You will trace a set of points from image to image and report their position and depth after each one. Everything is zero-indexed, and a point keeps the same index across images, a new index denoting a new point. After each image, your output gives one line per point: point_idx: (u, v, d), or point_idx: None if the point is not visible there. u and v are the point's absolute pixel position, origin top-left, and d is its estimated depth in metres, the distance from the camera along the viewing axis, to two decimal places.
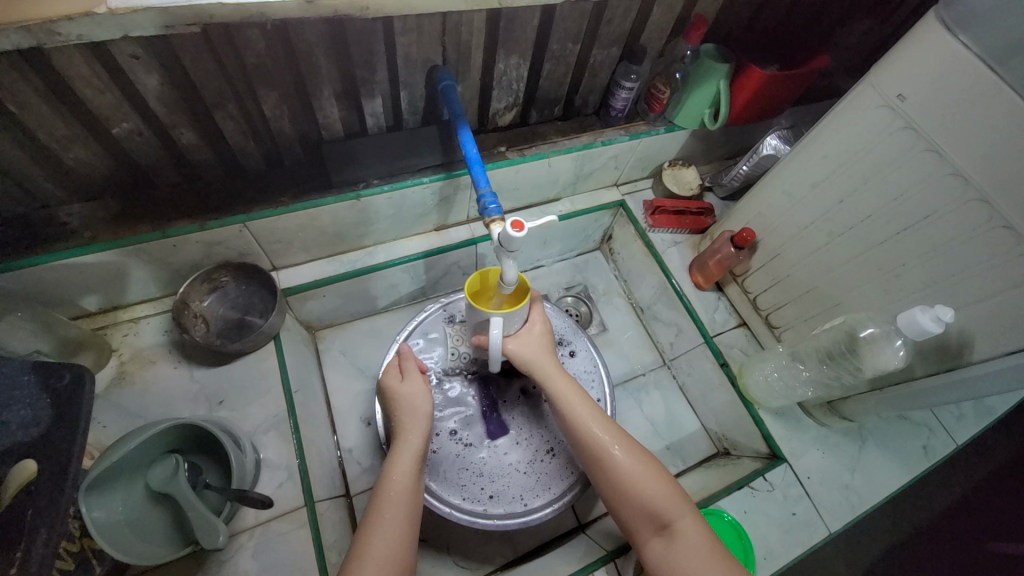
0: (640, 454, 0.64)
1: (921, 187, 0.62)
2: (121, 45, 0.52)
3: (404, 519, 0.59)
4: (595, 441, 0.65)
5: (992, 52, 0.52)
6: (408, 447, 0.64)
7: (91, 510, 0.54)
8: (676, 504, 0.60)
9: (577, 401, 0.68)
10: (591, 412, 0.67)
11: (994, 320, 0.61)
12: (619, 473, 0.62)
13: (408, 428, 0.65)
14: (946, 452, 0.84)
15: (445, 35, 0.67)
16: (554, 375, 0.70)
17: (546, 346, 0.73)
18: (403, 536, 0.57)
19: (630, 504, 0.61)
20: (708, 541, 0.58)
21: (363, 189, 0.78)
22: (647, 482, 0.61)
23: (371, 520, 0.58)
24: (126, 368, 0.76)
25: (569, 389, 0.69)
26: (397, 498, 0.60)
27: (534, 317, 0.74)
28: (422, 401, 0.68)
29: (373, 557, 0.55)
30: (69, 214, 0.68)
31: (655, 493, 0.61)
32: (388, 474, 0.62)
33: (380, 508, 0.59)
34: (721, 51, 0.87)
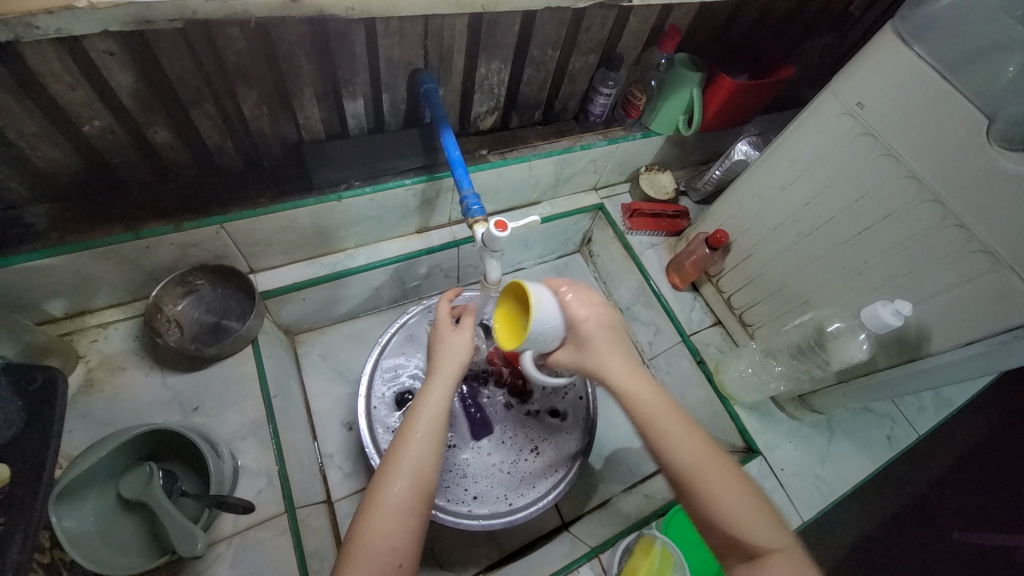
0: (727, 468, 0.52)
1: (880, 189, 0.66)
2: (96, 41, 0.51)
3: (437, 443, 0.55)
4: (671, 449, 0.52)
5: (944, 62, 0.56)
6: (444, 377, 0.60)
7: (61, 520, 0.53)
8: (769, 532, 0.48)
9: (658, 409, 0.54)
10: (671, 412, 0.55)
11: (947, 313, 0.65)
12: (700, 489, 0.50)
13: (446, 360, 0.62)
14: (908, 441, 0.89)
15: (427, 38, 0.68)
16: (615, 369, 0.57)
17: (603, 341, 0.57)
18: (434, 457, 0.55)
19: (711, 524, 0.50)
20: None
21: (345, 191, 0.77)
22: (733, 501, 0.50)
23: (398, 443, 0.55)
24: (95, 375, 0.73)
25: (640, 383, 0.56)
26: (430, 421, 0.56)
27: (573, 309, 0.57)
28: (466, 342, 0.64)
29: (404, 475, 0.52)
30: (36, 215, 0.65)
31: (742, 514, 0.49)
32: (422, 399, 0.58)
33: (411, 429, 0.56)
34: (693, 60, 0.91)
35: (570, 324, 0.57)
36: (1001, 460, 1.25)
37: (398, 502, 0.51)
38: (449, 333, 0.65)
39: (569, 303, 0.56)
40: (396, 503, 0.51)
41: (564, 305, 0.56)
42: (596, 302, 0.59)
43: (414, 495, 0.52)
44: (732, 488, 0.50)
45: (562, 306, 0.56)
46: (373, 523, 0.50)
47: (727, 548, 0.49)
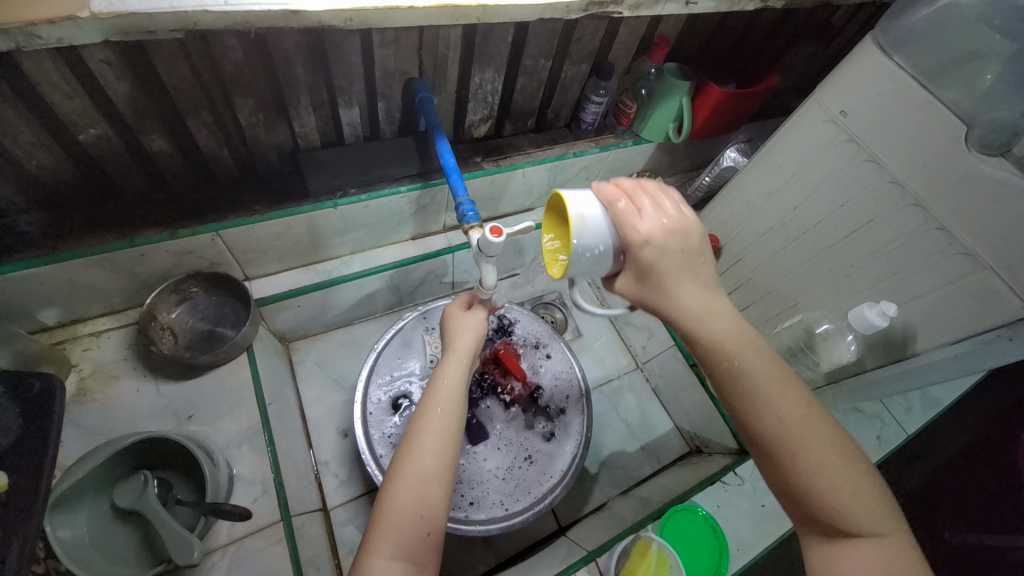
0: (828, 439, 0.46)
1: (864, 195, 0.68)
2: (94, 50, 0.52)
3: (457, 414, 0.58)
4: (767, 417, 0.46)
5: (921, 72, 0.58)
6: (459, 355, 0.64)
7: (56, 528, 0.52)
8: (865, 513, 0.45)
9: (755, 368, 0.47)
10: (769, 373, 0.47)
11: (931, 314, 0.66)
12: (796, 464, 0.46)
13: (459, 341, 0.65)
14: (897, 441, 0.90)
15: (422, 48, 0.69)
16: (695, 312, 0.48)
17: (675, 270, 0.49)
18: (454, 426, 0.57)
19: (802, 499, 0.46)
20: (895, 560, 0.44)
21: (340, 198, 0.78)
22: (833, 479, 0.45)
23: (419, 419, 0.57)
24: (87, 384, 0.73)
25: (735, 333, 0.48)
26: (449, 395, 0.59)
27: (635, 225, 0.49)
28: (478, 326, 0.68)
29: (428, 444, 0.54)
30: (29, 223, 0.65)
31: (840, 491, 0.45)
32: (439, 376, 0.61)
33: (431, 403, 0.58)
34: (682, 69, 0.94)
35: (627, 246, 0.50)
36: (994, 458, 1.26)
37: (424, 470, 0.52)
38: (463, 319, 0.68)
39: (624, 214, 0.49)
40: (422, 470, 0.52)
41: (626, 219, 0.49)
42: (665, 217, 0.49)
43: (438, 463, 0.53)
44: (829, 463, 0.46)
45: (617, 220, 0.50)
46: (400, 491, 0.51)
47: (809, 519, 0.47)
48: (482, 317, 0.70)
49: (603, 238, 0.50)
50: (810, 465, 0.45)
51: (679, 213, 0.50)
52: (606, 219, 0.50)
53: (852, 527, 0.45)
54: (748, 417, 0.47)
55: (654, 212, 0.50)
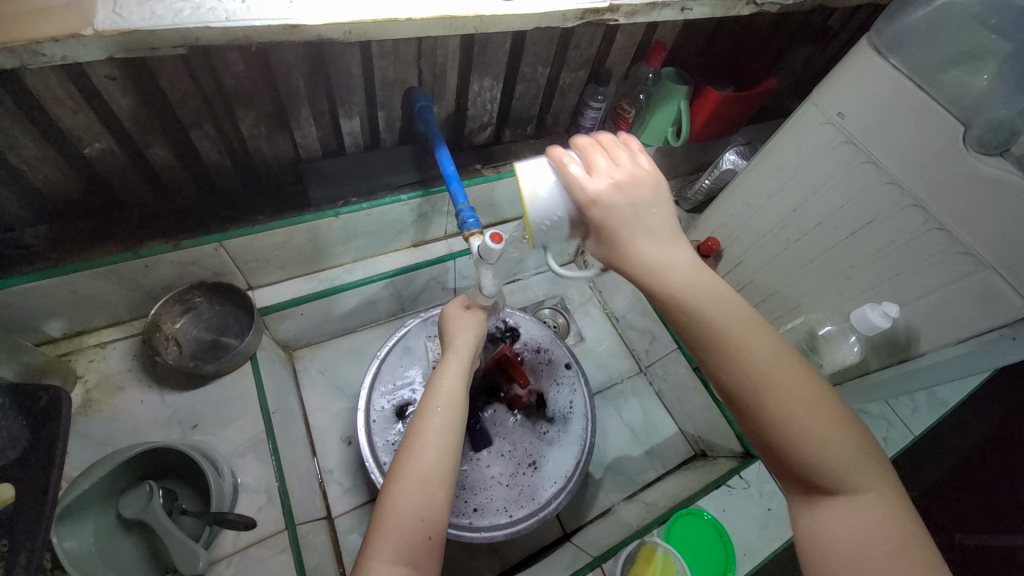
0: (801, 386, 0.46)
1: (863, 196, 0.68)
2: (98, 66, 0.53)
3: (457, 413, 0.59)
4: (737, 371, 0.46)
5: (916, 73, 0.59)
6: (458, 355, 0.65)
7: (63, 540, 0.53)
8: (845, 464, 0.45)
9: (721, 317, 0.47)
10: (736, 321, 0.48)
11: (935, 315, 0.66)
12: (770, 418, 0.45)
13: (458, 342, 0.67)
14: (904, 442, 0.90)
15: (420, 58, 0.70)
16: (649, 267, 0.49)
17: (628, 223, 0.50)
18: (455, 425, 0.58)
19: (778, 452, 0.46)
20: (877, 508, 0.44)
21: (342, 208, 0.78)
22: (807, 428, 0.45)
23: (421, 417, 0.58)
24: (93, 395, 0.73)
25: (689, 286, 0.49)
26: (449, 395, 0.60)
27: (585, 184, 0.50)
28: (476, 327, 0.70)
29: (429, 443, 0.55)
30: (35, 237, 0.66)
31: (817, 440, 0.45)
32: (439, 376, 0.62)
33: (432, 403, 0.59)
34: (680, 73, 0.94)
35: (579, 207, 0.51)
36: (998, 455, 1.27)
37: (426, 469, 0.53)
38: (461, 320, 0.70)
39: (574, 174, 0.51)
40: (425, 470, 0.53)
41: (577, 177, 0.51)
42: (617, 174, 0.51)
43: (440, 462, 0.54)
44: (801, 410, 0.45)
45: (566, 184, 0.52)
46: (403, 491, 0.52)
47: (785, 468, 0.47)
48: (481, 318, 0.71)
49: (558, 204, 0.52)
50: (785, 416, 0.45)
51: (631, 168, 0.52)
52: (558, 184, 0.52)
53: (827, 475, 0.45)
54: (719, 372, 0.47)
55: (605, 170, 0.51)
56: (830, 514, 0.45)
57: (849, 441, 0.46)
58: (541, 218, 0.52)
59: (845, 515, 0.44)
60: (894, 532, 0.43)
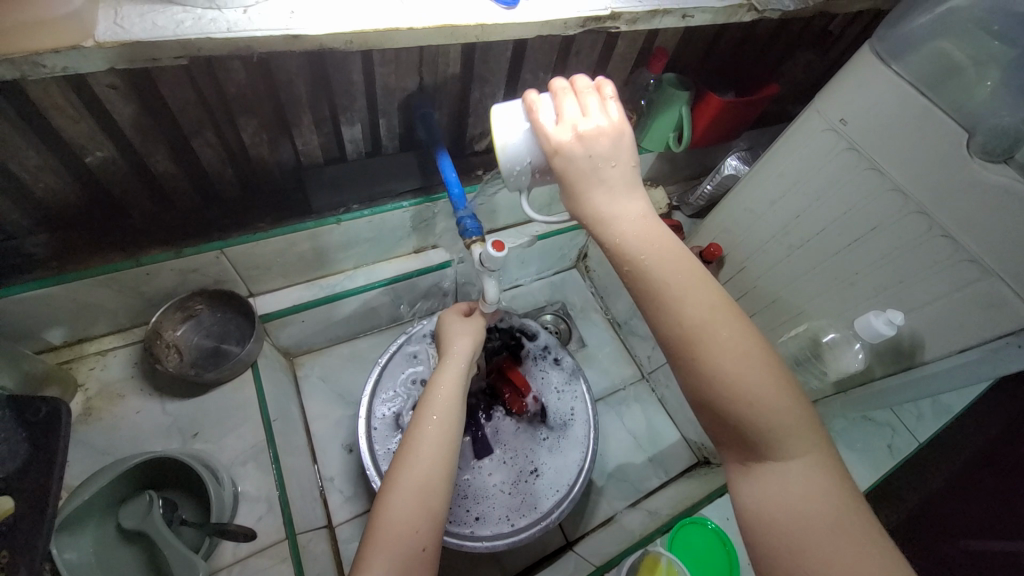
0: (737, 342, 0.47)
1: (867, 202, 0.67)
2: (100, 76, 0.53)
3: (452, 421, 0.59)
4: (686, 338, 0.47)
5: (920, 80, 0.58)
6: (455, 361, 0.65)
7: (62, 551, 0.52)
8: (784, 432, 0.47)
9: (661, 269, 0.48)
10: (677, 273, 0.49)
11: (940, 322, 0.66)
12: (715, 385, 0.47)
13: (456, 347, 0.67)
14: (909, 450, 0.90)
15: (422, 65, 0.70)
16: (604, 223, 0.50)
17: (588, 174, 0.50)
18: (450, 434, 0.58)
19: (721, 419, 0.48)
20: (813, 478, 0.47)
21: (343, 214, 0.78)
22: (741, 385, 0.46)
23: (416, 427, 0.58)
24: (93, 404, 0.73)
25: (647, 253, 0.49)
26: (445, 403, 0.60)
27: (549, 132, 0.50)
28: (474, 332, 0.70)
29: (424, 453, 0.55)
30: (36, 245, 0.66)
31: (761, 410, 0.46)
32: (436, 384, 0.62)
33: (428, 412, 0.59)
34: (681, 79, 0.94)
35: (546, 156, 0.52)
36: (1001, 461, 1.27)
37: (421, 480, 0.53)
38: (458, 325, 0.70)
39: (541, 123, 0.50)
40: (419, 480, 0.53)
41: (542, 124, 0.50)
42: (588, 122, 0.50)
43: (435, 473, 0.54)
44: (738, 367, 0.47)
45: (535, 132, 0.52)
46: (396, 501, 0.52)
47: (722, 425, 0.49)
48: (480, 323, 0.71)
49: (527, 152, 0.53)
50: (731, 386, 0.46)
51: (602, 116, 0.51)
52: (528, 130, 0.53)
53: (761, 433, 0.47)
54: (667, 337, 0.48)
55: (574, 117, 0.50)
56: (769, 481, 0.48)
57: (791, 412, 0.47)
58: (511, 163, 0.54)
59: (782, 483, 0.47)
60: (815, 489, 0.46)
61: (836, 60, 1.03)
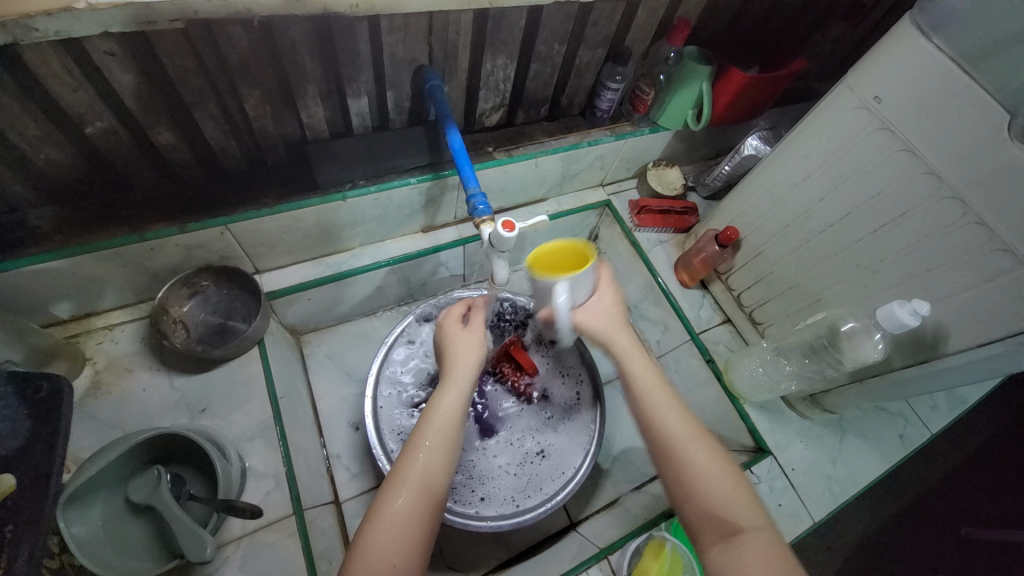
0: (710, 443, 0.55)
1: (897, 185, 0.64)
2: (97, 41, 0.51)
3: (446, 455, 0.56)
4: (662, 425, 0.55)
5: (963, 55, 0.54)
6: (459, 383, 0.61)
7: (71, 525, 0.53)
8: (751, 514, 0.50)
9: (652, 381, 0.58)
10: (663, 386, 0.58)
11: (966, 313, 0.63)
12: (687, 467, 0.53)
13: (459, 363, 0.62)
14: (921, 440, 0.89)
15: (431, 34, 0.67)
16: (628, 350, 0.60)
17: (620, 317, 0.63)
18: (440, 467, 0.55)
19: (693, 500, 0.52)
20: (785, 559, 0.47)
21: (349, 190, 0.77)
22: (715, 473, 0.52)
23: (408, 450, 0.55)
24: (102, 377, 0.73)
25: (639, 362, 0.60)
26: (440, 430, 0.57)
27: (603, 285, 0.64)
28: (476, 347, 0.64)
29: (413, 482, 0.53)
30: (40, 217, 0.65)
31: (727, 492, 0.51)
32: (432, 407, 0.58)
33: (422, 437, 0.56)
34: (703, 52, 0.90)
35: (597, 296, 0.63)
36: (1001, 450, 1.26)
37: (403, 513, 0.51)
38: (463, 337, 0.65)
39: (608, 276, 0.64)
40: (400, 514, 0.51)
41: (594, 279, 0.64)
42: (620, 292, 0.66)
43: (419, 505, 0.52)
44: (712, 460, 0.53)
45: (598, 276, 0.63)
46: (374, 536, 0.49)
47: (702, 514, 0.51)
48: (483, 337, 0.66)
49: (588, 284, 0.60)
50: (700, 468, 0.52)
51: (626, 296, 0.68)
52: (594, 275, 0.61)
53: (732, 515, 0.50)
54: (646, 425, 0.56)
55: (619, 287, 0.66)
56: (738, 556, 0.47)
57: (754, 501, 0.51)
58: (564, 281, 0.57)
59: (753, 552, 0.47)
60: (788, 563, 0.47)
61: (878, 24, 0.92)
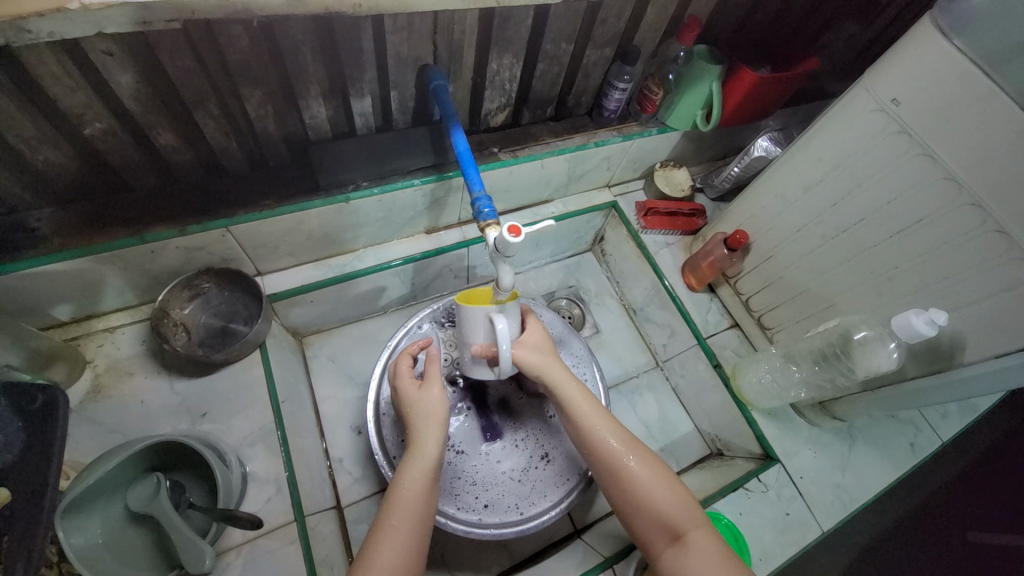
0: (644, 453, 0.64)
1: (914, 191, 0.62)
2: (94, 41, 0.49)
3: (416, 523, 0.58)
4: (603, 447, 0.64)
5: (986, 56, 0.53)
6: (422, 452, 0.62)
7: (70, 535, 0.53)
8: (687, 514, 0.60)
9: (587, 407, 0.67)
10: (596, 412, 0.67)
11: (984, 322, 0.62)
12: (631, 484, 0.62)
13: (421, 432, 0.63)
14: (932, 449, 0.87)
15: (436, 33, 0.66)
16: (561, 379, 0.69)
17: (548, 348, 0.72)
18: (410, 545, 0.56)
19: (639, 512, 0.61)
20: (721, 551, 0.57)
21: (352, 192, 0.75)
22: (651, 481, 0.61)
23: (380, 528, 0.57)
24: (102, 381, 0.72)
25: (579, 394, 0.68)
26: (406, 508, 0.58)
27: (531, 325, 0.74)
28: (438, 408, 0.65)
29: (386, 564, 0.54)
30: (39, 219, 0.64)
31: (665, 499, 0.60)
32: (399, 482, 0.60)
33: (389, 513, 0.58)
34: (713, 52, 0.88)
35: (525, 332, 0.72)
36: (1014, 456, 1.23)
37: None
38: (426, 401, 0.66)
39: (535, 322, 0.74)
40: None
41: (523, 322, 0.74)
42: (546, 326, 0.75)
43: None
44: (648, 468, 0.63)
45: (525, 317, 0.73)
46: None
47: (649, 525, 0.60)
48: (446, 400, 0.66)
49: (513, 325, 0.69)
50: (639, 481, 0.62)
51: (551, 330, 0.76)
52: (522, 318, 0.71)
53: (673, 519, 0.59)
54: (591, 451, 0.65)
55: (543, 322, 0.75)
56: (684, 556, 0.57)
57: (689, 503, 0.61)
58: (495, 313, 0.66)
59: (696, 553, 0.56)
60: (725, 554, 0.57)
61: (897, 19, 0.88)
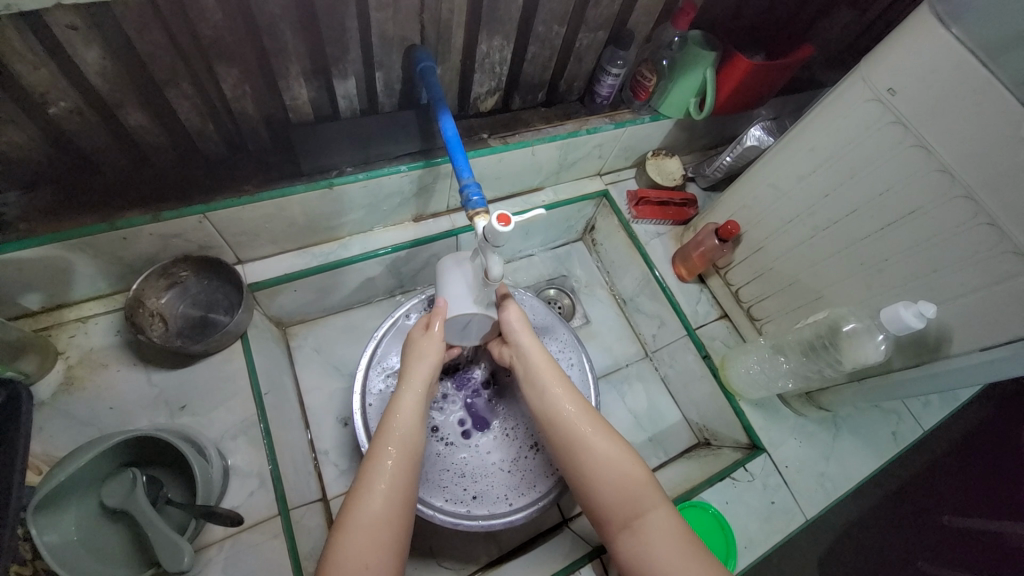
0: (605, 433, 0.64)
1: (906, 184, 0.62)
2: (57, 14, 0.46)
3: (411, 450, 0.60)
4: (566, 421, 0.64)
5: (985, 46, 0.52)
6: (413, 389, 0.64)
7: (42, 533, 0.51)
8: (645, 494, 0.59)
9: (555, 382, 0.67)
10: (562, 385, 0.67)
11: (971, 316, 0.62)
12: (591, 461, 0.61)
13: (415, 370, 0.65)
14: (913, 437, 0.88)
15: (423, 12, 0.63)
16: (534, 351, 0.70)
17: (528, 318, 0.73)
18: (403, 473, 0.58)
19: (599, 490, 0.60)
20: (679, 532, 0.57)
21: (336, 177, 0.72)
22: (611, 460, 0.61)
23: (374, 455, 0.59)
24: (75, 373, 0.70)
25: (547, 368, 0.68)
26: (401, 436, 0.60)
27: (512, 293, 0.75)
28: (432, 353, 0.67)
29: (380, 489, 0.56)
30: (4, 204, 0.61)
31: (626, 477, 0.60)
32: (392, 414, 0.62)
33: (383, 443, 0.60)
34: (707, 38, 0.86)
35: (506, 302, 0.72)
36: (995, 445, 1.25)
37: (375, 519, 0.54)
38: (421, 344, 0.67)
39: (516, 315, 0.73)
40: (373, 520, 0.54)
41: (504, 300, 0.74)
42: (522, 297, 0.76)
43: (390, 509, 0.55)
44: (610, 446, 0.62)
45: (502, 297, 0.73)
46: (350, 543, 0.52)
47: (606, 506, 0.60)
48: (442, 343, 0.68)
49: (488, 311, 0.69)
50: (600, 458, 0.61)
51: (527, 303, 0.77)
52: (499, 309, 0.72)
53: (631, 499, 0.59)
54: (555, 424, 0.65)
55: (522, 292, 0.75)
56: (640, 539, 0.57)
57: (648, 482, 0.60)
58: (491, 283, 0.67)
59: (652, 533, 0.57)
60: (682, 535, 0.57)
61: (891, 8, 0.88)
